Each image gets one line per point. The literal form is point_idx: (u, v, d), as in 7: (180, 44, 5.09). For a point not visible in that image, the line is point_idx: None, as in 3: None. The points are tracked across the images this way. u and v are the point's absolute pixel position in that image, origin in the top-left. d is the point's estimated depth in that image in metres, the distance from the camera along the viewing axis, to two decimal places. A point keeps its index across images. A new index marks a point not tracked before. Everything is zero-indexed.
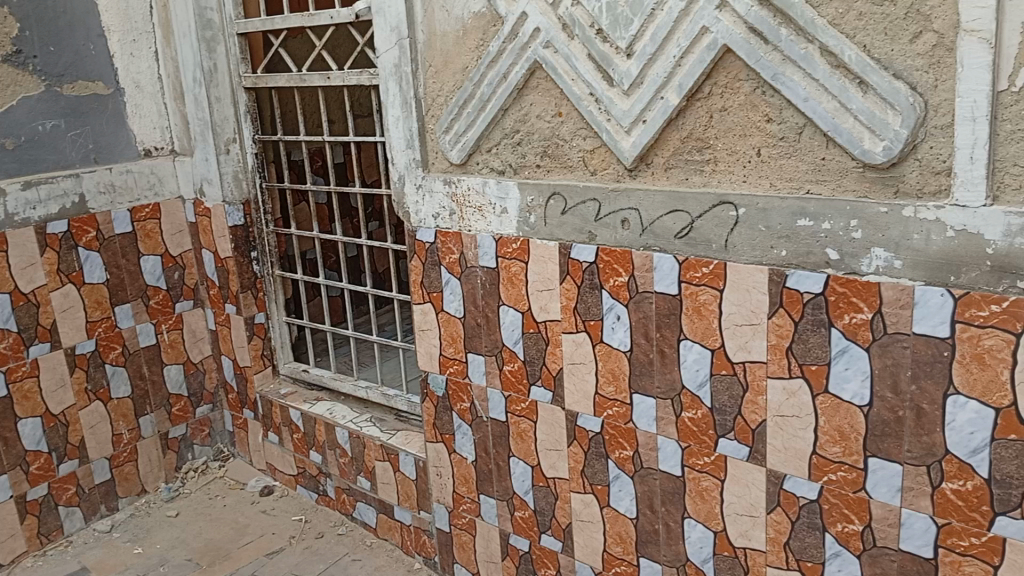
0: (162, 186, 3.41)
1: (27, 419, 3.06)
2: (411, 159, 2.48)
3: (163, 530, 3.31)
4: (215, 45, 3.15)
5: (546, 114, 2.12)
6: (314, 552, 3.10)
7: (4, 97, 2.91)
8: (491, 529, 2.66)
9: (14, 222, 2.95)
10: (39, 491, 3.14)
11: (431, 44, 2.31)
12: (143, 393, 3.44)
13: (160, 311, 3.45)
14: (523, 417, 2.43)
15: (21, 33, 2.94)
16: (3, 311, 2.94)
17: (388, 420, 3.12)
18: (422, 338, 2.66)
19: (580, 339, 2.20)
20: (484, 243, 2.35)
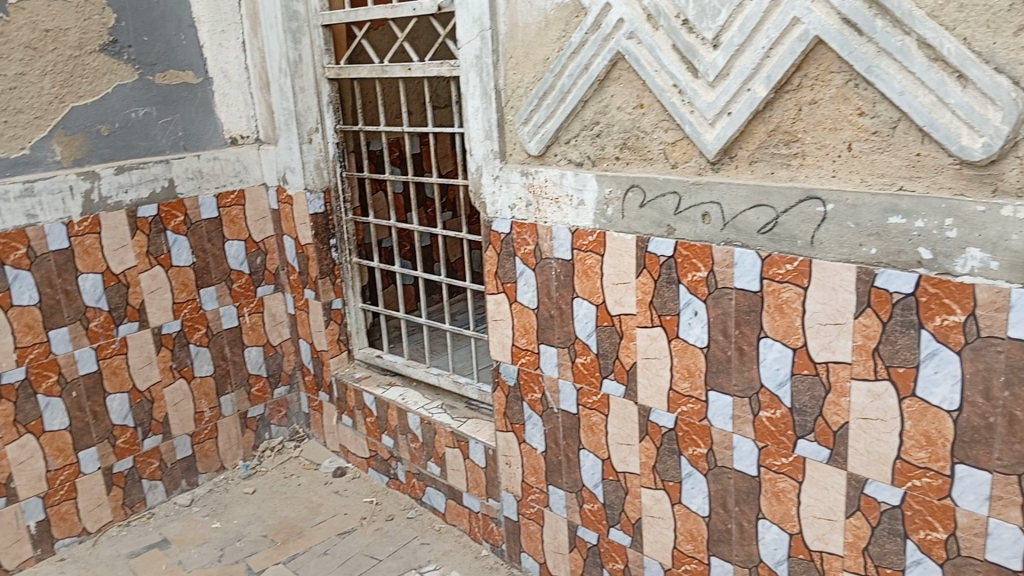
0: (247, 173, 3.51)
1: (116, 394, 3.20)
2: (490, 150, 2.49)
3: (240, 506, 3.43)
4: (300, 37, 3.22)
5: (627, 105, 2.10)
6: (384, 534, 3.17)
7: (101, 84, 3.05)
8: (559, 520, 2.67)
9: (107, 205, 3.08)
10: (125, 464, 3.27)
11: (512, 35, 2.31)
12: (224, 373, 3.56)
13: (243, 295, 3.57)
14: (595, 410, 2.42)
15: (117, 23, 3.06)
16: (96, 290, 3.08)
17: (458, 407, 3.15)
18: (495, 328, 2.67)
19: (656, 334, 2.18)
20: (560, 235, 2.35)
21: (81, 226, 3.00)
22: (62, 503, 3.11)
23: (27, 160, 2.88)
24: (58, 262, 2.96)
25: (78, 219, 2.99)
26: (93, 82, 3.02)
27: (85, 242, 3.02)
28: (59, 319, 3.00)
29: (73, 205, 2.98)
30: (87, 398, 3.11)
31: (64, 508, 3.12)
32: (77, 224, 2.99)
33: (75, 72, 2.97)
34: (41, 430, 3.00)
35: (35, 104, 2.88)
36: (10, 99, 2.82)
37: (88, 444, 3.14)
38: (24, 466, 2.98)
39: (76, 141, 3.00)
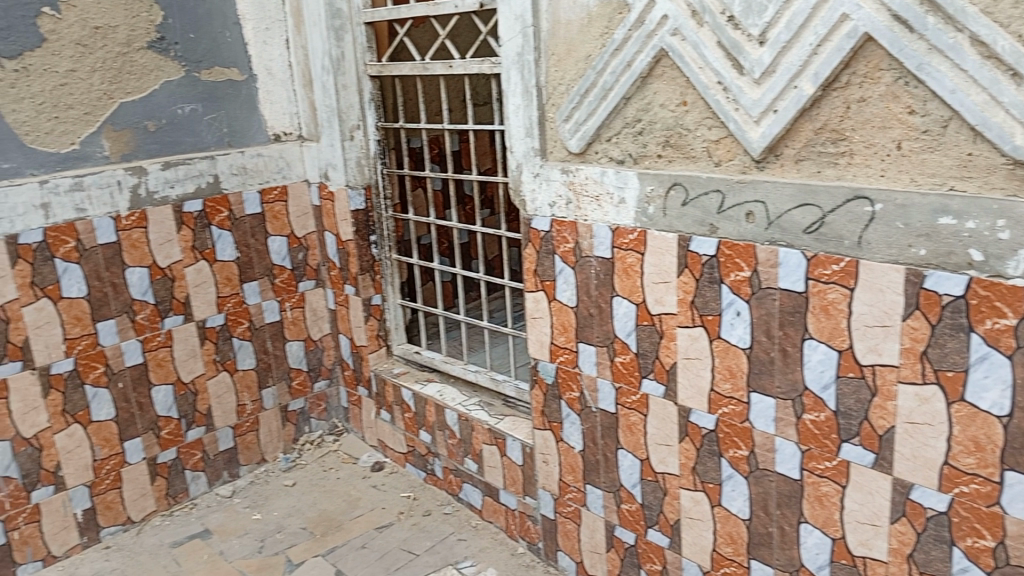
0: (290, 169, 3.56)
1: (160, 386, 3.26)
2: (530, 147, 2.49)
3: (280, 499, 3.47)
4: (343, 35, 3.25)
5: (670, 102, 2.08)
6: (421, 529, 3.19)
7: (148, 81, 3.10)
8: (597, 519, 2.66)
9: (154, 200, 3.13)
10: (169, 454, 3.33)
11: (554, 32, 2.30)
12: (266, 366, 3.62)
13: (285, 290, 3.62)
14: (633, 410, 2.41)
15: (164, 21, 3.12)
16: (142, 284, 3.14)
17: (496, 405, 3.15)
18: (534, 326, 2.67)
19: (697, 334, 2.16)
20: (600, 233, 2.34)
21: (128, 221, 3.06)
22: (108, 492, 3.17)
23: (77, 156, 2.94)
24: (106, 255, 3.02)
25: (125, 214, 3.05)
26: (140, 78, 3.08)
27: (132, 236, 3.08)
28: (107, 312, 3.06)
29: (121, 200, 3.04)
30: (133, 389, 3.17)
31: (109, 497, 3.18)
32: (125, 219, 3.05)
33: (123, 69, 3.03)
34: (88, 420, 3.07)
35: (85, 100, 2.94)
36: (61, 95, 2.88)
37: (133, 435, 3.21)
38: (72, 456, 3.05)
39: (124, 137, 3.06)
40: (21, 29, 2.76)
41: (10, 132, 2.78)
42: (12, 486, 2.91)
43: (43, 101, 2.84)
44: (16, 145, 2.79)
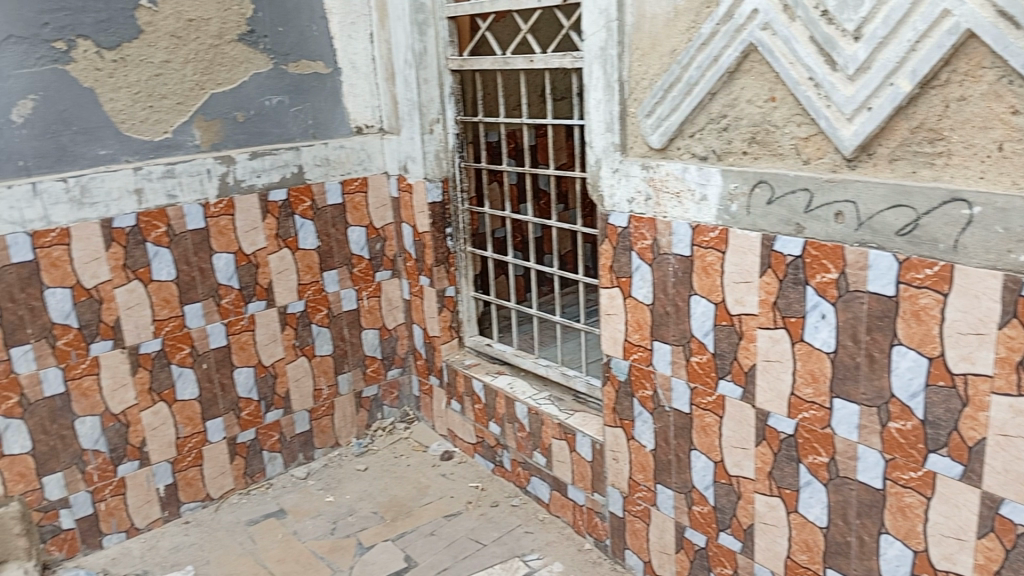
0: (371, 161, 3.62)
1: (242, 368, 3.37)
2: (610, 143, 2.47)
3: (352, 483, 3.55)
4: (426, 29, 3.29)
5: (758, 98, 2.03)
6: (488, 520, 3.21)
7: (238, 73, 3.20)
8: (667, 520, 2.63)
9: (241, 188, 3.24)
10: (248, 435, 3.45)
11: (640, 26, 2.28)
12: (342, 353, 3.70)
13: (362, 279, 3.69)
14: (709, 411, 2.37)
15: (254, 14, 3.21)
16: (228, 269, 3.24)
17: (566, 400, 3.15)
18: (608, 322, 2.65)
19: (779, 336, 2.12)
20: (680, 230, 2.31)
21: (216, 208, 3.17)
22: (189, 468, 3.30)
23: (169, 144, 3.06)
24: (195, 240, 3.14)
25: (214, 201, 3.16)
26: (231, 70, 3.18)
27: (220, 223, 3.19)
28: (194, 295, 3.18)
29: (209, 187, 3.15)
30: (216, 370, 3.29)
31: (190, 474, 3.31)
32: (213, 206, 3.16)
33: (215, 61, 3.13)
34: (173, 398, 3.19)
35: (178, 90, 3.05)
36: (156, 85, 3.00)
37: (215, 414, 3.32)
38: (157, 432, 3.18)
39: (214, 126, 3.17)
40: (120, 20, 2.88)
41: (106, 119, 2.91)
42: (101, 458, 3.05)
43: (139, 90, 2.96)
44: (112, 132, 2.93)
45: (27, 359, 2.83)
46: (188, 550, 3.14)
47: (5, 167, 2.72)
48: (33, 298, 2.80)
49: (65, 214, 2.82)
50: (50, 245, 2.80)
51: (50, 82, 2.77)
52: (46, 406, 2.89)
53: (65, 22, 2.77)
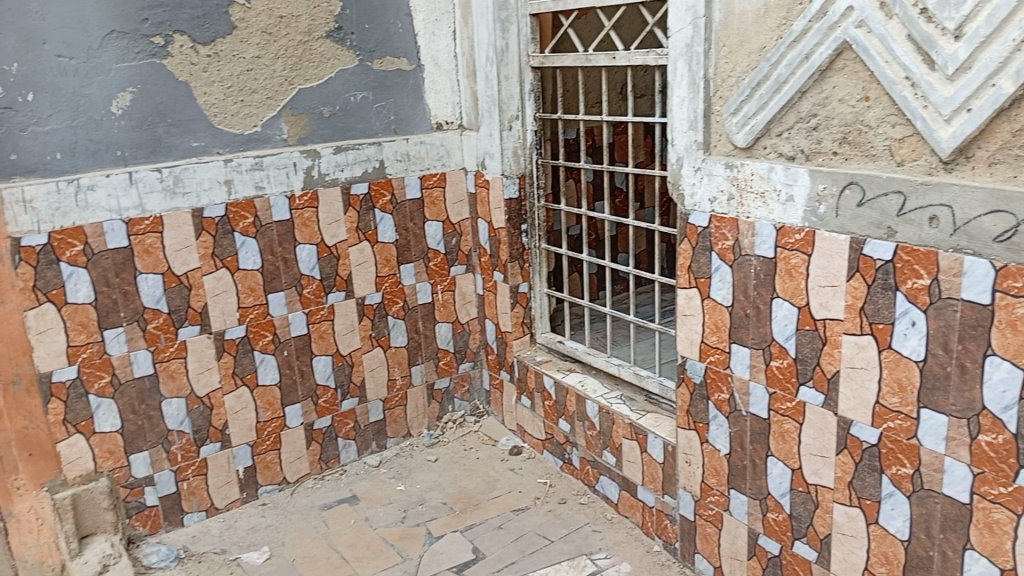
0: (450, 157, 3.66)
1: (321, 357, 3.46)
2: (693, 141, 2.44)
3: (422, 473, 3.61)
4: (509, 26, 3.31)
5: (850, 97, 1.99)
6: (556, 516, 3.22)
7: (326, 68, 3.29)
8: (739, 526, 2.59)
9: (325, 181, 3.32)
10: (324, 422, 3.53)
11: (728, 23, 2.25)
12: (416, 345, 3.76)
13: (437, 273, 3.74)
14: (788, 417, 2.32)
15: (343, 11, 3.29)
16: (310, 260, 3.34)
17: (638, 400, 3.13)
18: (684, 323, 2.62)
19: (865, 343, 2.06)
20: (763, 231, 2.26)
21: (301, 200, 3.26)
22: (268, 452, 3.41)
23: (258, 137, 3.17)
24: (280, 232, 3.24)
25: (299, 193, 3.25)
26: (319, 66, 3.27)
27: (305, 215, 3.28)
28: (278, 284, 3.28)
29: (295, 179, 3.24)
30: (296, 358, 3.39)
31: (269, 457, 3.41)
32: (298, 198, 3.25)
33: (304, 57, 3.22)
34: (255, 383, 3.30)
35: (268, 85, 3.15)
36: (247, 79, 3.10)
37: (294, 400, 3.42)
38: (239, 416, 3.29)
39: (301, 121, 3.26)
40: (215, 17, 2.99)
41: (200, 112, 3.02)
42: (185, 439, 3.18)
43: (231, 85, 3.07)
44: (205, 125, 3.04)
45: (119, 341, 2.96)
46: (264, 532, 3.25)
47: (105, 156, 2.86)
48: (127, 284, 2.93)
49: (158, 203, 2.94)
50: (144, 232, 2.93)
51: (148, 76, 2.90)
52: (135, 387, 3.02)
53: (163, 18, 2.88)
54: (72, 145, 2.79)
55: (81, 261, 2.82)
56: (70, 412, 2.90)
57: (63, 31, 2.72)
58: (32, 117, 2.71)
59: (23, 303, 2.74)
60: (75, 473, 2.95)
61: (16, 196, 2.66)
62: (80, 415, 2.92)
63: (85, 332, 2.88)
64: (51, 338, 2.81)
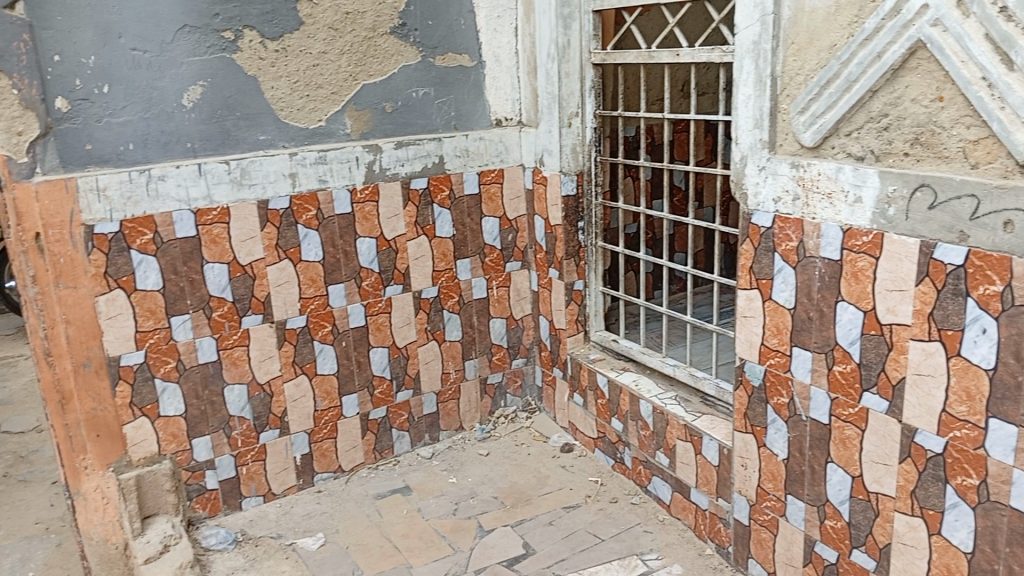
0: (509, 153, 3.68)
1: (378, 348, 3.51)
2: (758, 139, 2.40)
3: (474, 466, 3.64)
4: (571, 22, 3.31)
5: (924, 97, 1.94)
6: (607, 515, 3.21)
7: (389, 64, 3.34)
8: (796, 532, 2.55)
9: (386, 176, 3.37)
10: (380, 412, 3.59)
11: (797, 20, 2.21)
12: (471, 339, 3.79)
13: (493, 268, 3.76)
14: (850, 423, 2.28)
15: (407, 8, 3.33)
16: (369, 253, 3.39)
17: (693, 402, 3.10)
18: (744, 324, 2.59)
19: (932, 349, 2.01)
20: (829, 233, 2.22)
21: (363, 194, 3.32)
22: (325, 440, 3.47)
23: (322, 131, 3.23)
24: (341, 225, 3.29)
25: (360, 187, 3.31)
26: (383, 62, 3.32)
27: (365, 209, 3.33)
28: (338, 276, 3.34)
29: (357, 173, 3.29)
30: (354, 349, 3.44)
31: (325, 445, 3.48)
32: (359, 192, 3.31)
33: (368, 52, 3.27)
34: (314, 372, 3.36)
35: (333, 80, 3.21)
36: (313, 74, 3.16)
37: (350, 390, 3.48)
38: (298, 404, 3.36)
39: (364, 116, 3.32)
40: (283, 12, 3.05)
41: (267, 106, 3.10)
42: (246, 425, 3.26)
43: (298, 80, 3.13)
44: (272, 118, 3.12)
45: (185, 328, 3.05)
46: (319, 518, 3.31)
47: (175, 148, 2.95)
48: (194, 272, 3.01)
49: (226, 194, 3.02)
50: (211, 222, 3.01)
51: (218, 69, 2.98)
52: (200, 372, 3.11)
53: (234, 13, 2.96)
54: (144, 136, 2.88)
55: (150, 249, 2.91)
56: (137, 395, 3.00)
57: (138, 25, 2.81)
58: (107, 108, 2.80)
59: (94, 288, 2.84)
60: (140, 455, 3.06)
61: (91, 185, 2.76)
62: (146, 398, 3.02)
63: (153, 318, 2.97)
64: (120, 323, 2.91)
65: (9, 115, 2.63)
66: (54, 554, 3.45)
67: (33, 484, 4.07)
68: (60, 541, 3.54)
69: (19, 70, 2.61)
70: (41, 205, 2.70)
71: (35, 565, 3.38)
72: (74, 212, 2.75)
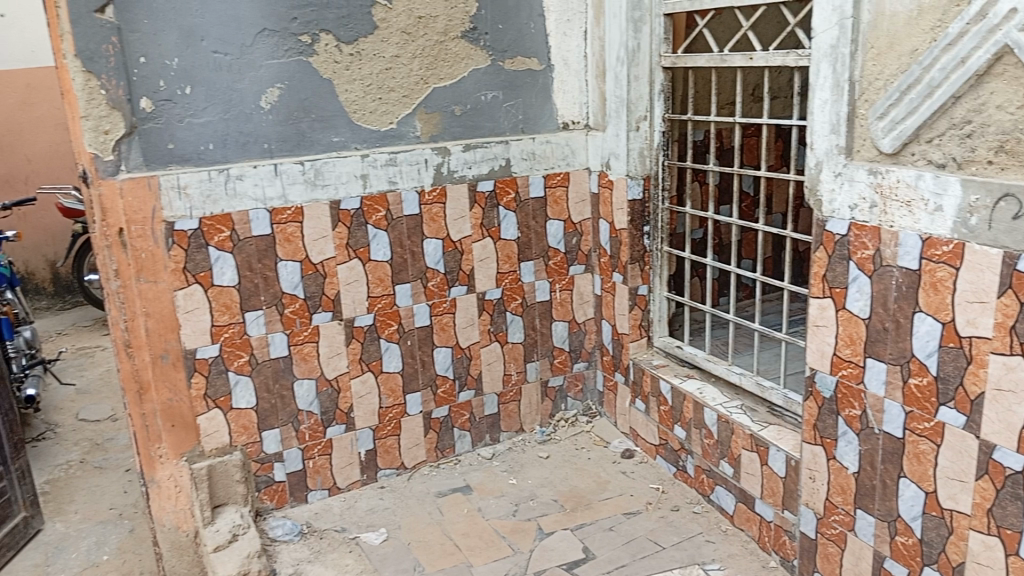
0: (575, 156, 3.68)
1: (442, 348, 3.55)
2: (835, 145, 2.35)
3: (534, 469, 3.65)
4: (641, 26, 3.29)
5: (1010, 104, 1.88)
6: (668, 523, 3.18)
7: (459, 68, 3.38)
8: (864, 547, 2.49)
9: (453, 178, 3.41)
10: (442, 411, 3.63)
11: (877, 25, 2.16)
12: (533, 341, 3.80)
13: (557, 272, 3.77)
14: (925, 438, 2.22)
15: (478, 12, 3.37)
16: (435, 254, 3.44)
17: (759, 411, 3.05)
18: (816, 334, 2.54)
19: (1014, 363, 1.95)
20: (907, 242, 2.16)
21: (430, 195, 3.37)
22: (388, 437, 3.53)
23: (393, 134, 3.30)
24: (409, 226, 3.35)
25: (429, 189, 3.36)
26: (453, 65, 3.36)
27: (433, 210, 3.38)
28: (405, 276, 3.39)
29: (426, 175, 3.34)
30: (418, 348, 3.49)
31: (389, 442, 3.53)
32: (428, 194, 3.36)
33: (439, 56, 3.32)
34: (379, 369, 3.43)
35: (405, 83, 3.27)
36: (386, 78, 3.22)
37: (414, 388, 3.53)
38: (363, 400, 3.43)
39: (434, 119, 3.37)
40: (358, 16, 3.12)
41: (341, 109, 3.17)
42: (313, 420, 3.34)
43: (371, 83, 3.20)
44: (345, 121, 3.19)
45: (258, 323, 3.14)
46: (382, 514, 3.37)
47: (252, 148, 3.05)
48: (268, 269, 3.10)
49: (300, 194, 3.10)
50: (285, 222, 3.09)
51: (295, 72, 3.06)
52: (271, 367, 3.20)
53: (311, 17, 3.04)
54: (224, 136, 2.98)
55: (227, 246, 3.01)
56: (211, 387, 3.10)
57: (220, 29, 2.90)
58: (189, 109, 2.91)
59: (173, 283, 2.94)
60: (212, 446, 3.16)
61: (173, 183, 2.87)
62: (219, 390, 3.12)
63: (228, 313, 3.07)
64: (197, 317, 3.02)
65: (97, 114, 2.75)
66: (127, 539, 3.59)
67: (108, 470, 4.24)
68: (133, 527, 3.68)
69: (107, 71, 2.73)
70: (125, 202, 2.81)
71: (110, 548, 3.52)
72: (155, 209, 2.86)
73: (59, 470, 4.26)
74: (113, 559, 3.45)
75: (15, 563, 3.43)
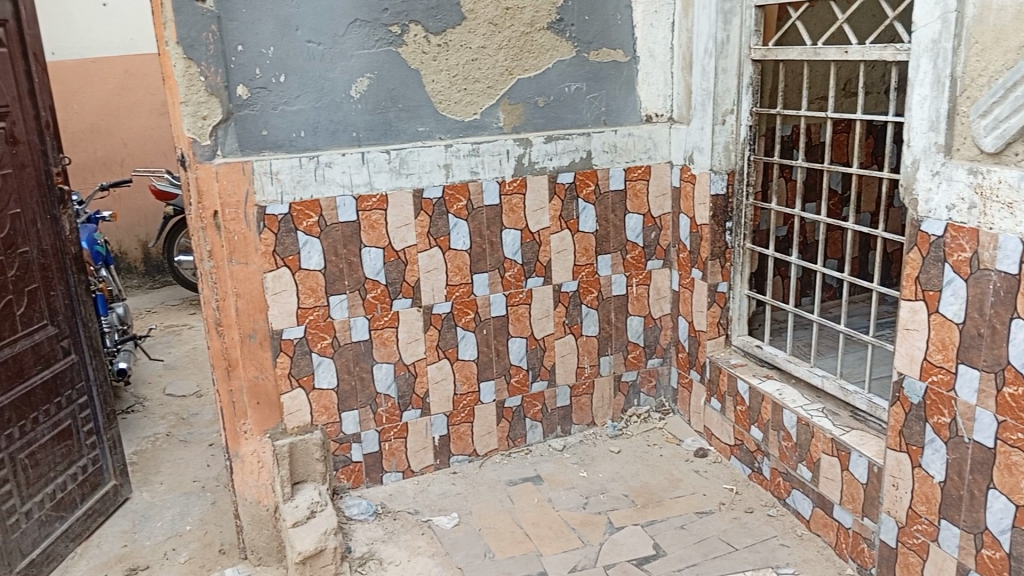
0: (657, 150, 3.64)
1: (517, 338, 3.58)
2: (933, 142, 2.27)
3: (605, 463, 3.65)
4: (731, 18, 3.24)
5: None
6: (742, 524, 3.14)
7: (544, 59, 3.39)
8: (948, 559, 2.41)
9: (534, 169, 3.43)
10: (515, 401, 3.66)
11: (982, 18, 2.09)
12: (608, 335, 3.79)
13: (634, 265, 3.75)
14: (1018, 449, 2.14)
15: (565, 3, 3.37)
16: (514, 245, 3.46)
17: (841, 415, 2.98)
18: (906, 338, 2.45)
19: None
20: (1008, 245, 2.08)
21: (511, 186, 3.39)
22: (462, 424, 3.58)
23: (477, 125, 3.33)
24: (489, 216, 3.39)
25: (509, 180, 3.39)
26: (538, 57, 3.37)
27: (513, 201, 3.41)
28: (484, 265, 3.43)
29: (507, 166, 3.37)
30: (493, 337, 3.53)
31: (462, 429, 3.59)
32: (508, 184, 3.39)
33: (524, 48, 3.34)
34: (455, 357, 3.48)
35: (490, 74, 3.30)
36: (471, 69, 3.26)
37: (488, 377, 3.57)
38: (439, 386, 3.49)
39: (517, 110, 3.39)
40: (446, 8, 3.17)
41: (427, 99, 3.23)
42: (390, 403, 3.42)
43: (457, 74, 3.24)
44: (430, 111, 3.25)
45: (342, 307, 3.23)
46: (453, 499, 3.43)
47: (342, 136, 3.13)
48: (352, 255, 3.19)
49: (385, 182, 3.17)
50: (370, 209, 3.17)
51: (384, 62, 3.13)
52: (352, 350, 3.29)
53: (402, 8, 3.10)
54: (315, 124, 3.08)
55: (315, 231, 3.11)
56: (295, 366, 3.21)
57: (314, 19, 2.99)
58: (282, 97, 3.01)
59: (263, 266, 3.05)
60: (293, 424, 3.27)
61: (265, 168, 2.97)
62: (303, 370, 3.23)
63: (313, 296, 3.17)
64: (284, 299, 3.12)
65: (196, 100, 2.85)
66: (208, 511, 3.74)
67: (192, 444, 4.43)
68: (214, 499, 3.84)
69: (206, 59, 2.83)
70: (220, 185, 2.92)
71: (193, 519, 3.69)
72: (248, 193, 2.97)
73: (148, 442, 4.48)
74: (195, 529, 3.61)
75: (105, 528, 3.63)
